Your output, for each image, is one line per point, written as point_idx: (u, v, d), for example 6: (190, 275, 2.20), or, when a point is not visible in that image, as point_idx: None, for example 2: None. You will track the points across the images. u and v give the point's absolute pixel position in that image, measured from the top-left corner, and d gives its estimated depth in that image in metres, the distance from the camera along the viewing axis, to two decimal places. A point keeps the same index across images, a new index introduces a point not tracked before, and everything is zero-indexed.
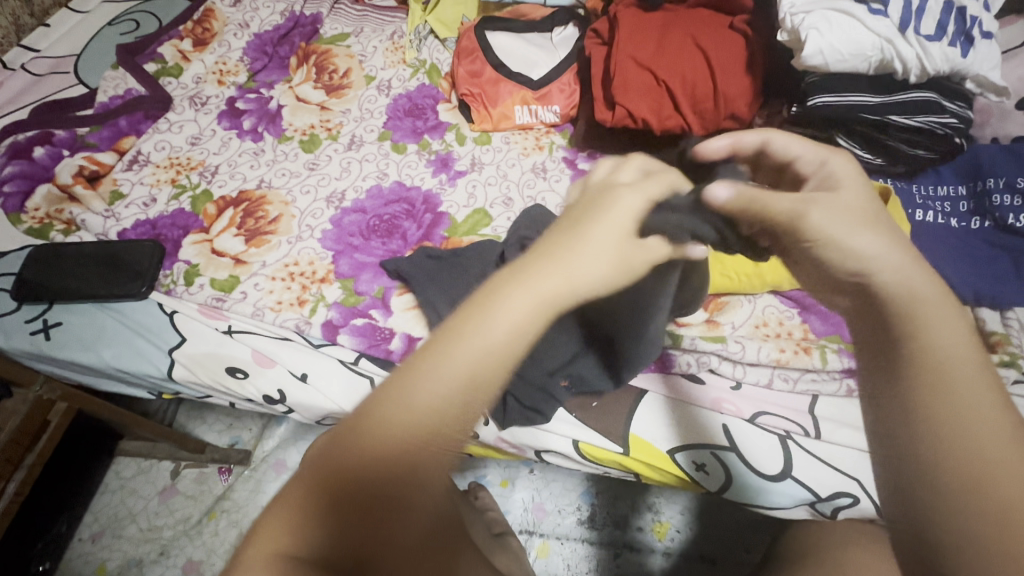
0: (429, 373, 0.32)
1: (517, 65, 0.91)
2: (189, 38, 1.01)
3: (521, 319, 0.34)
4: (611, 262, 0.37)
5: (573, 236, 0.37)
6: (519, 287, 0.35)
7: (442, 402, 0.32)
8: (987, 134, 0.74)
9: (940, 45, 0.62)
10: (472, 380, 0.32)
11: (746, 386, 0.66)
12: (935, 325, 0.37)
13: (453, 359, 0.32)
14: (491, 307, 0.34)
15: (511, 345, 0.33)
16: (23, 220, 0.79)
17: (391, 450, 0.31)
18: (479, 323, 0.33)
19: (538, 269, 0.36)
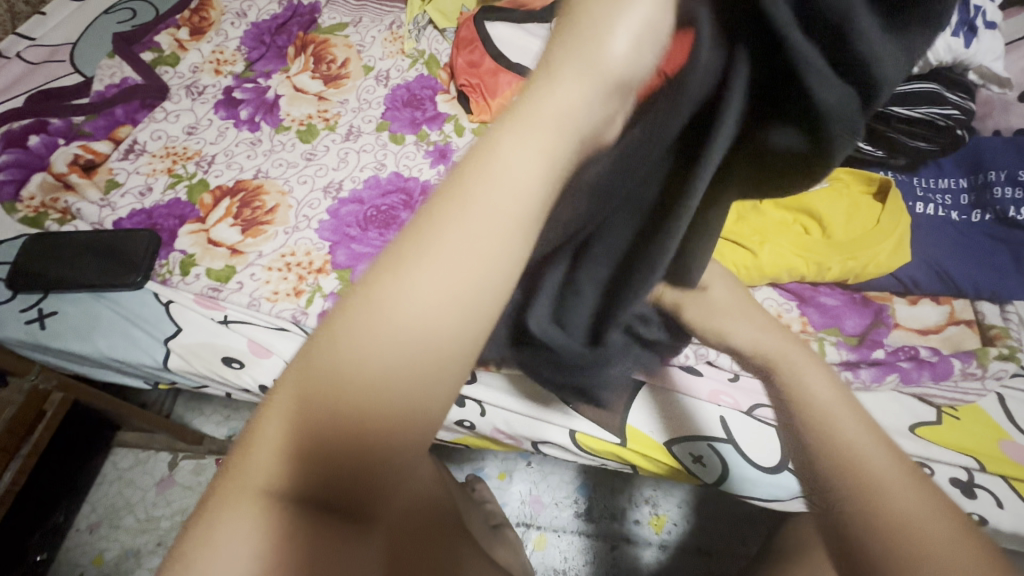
0: (406, 287, 0.27)
1: (516, 55, 0.90)
2: (186, 27, 1.00)
3: (514, 226, 0.27)
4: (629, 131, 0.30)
5: (568, 64, 0.27)
6: (515, 142, 0.28)
7: (426, 322, 0.26)
8: (989, 126, 0.74)
9: (944, 36, 0.60)
10: (459, 290, 0.27)
11: (744, 378, 0.64)
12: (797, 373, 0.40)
13: (444, 251, 0.27)
14: (481, 189, 0.27)
15: (491, 268, 0.27)
16: (17, 209, 0.78)
17: (365, 390, 0.27)
18: (462, 209, 0.27)
19: (528, 109, 0.28)
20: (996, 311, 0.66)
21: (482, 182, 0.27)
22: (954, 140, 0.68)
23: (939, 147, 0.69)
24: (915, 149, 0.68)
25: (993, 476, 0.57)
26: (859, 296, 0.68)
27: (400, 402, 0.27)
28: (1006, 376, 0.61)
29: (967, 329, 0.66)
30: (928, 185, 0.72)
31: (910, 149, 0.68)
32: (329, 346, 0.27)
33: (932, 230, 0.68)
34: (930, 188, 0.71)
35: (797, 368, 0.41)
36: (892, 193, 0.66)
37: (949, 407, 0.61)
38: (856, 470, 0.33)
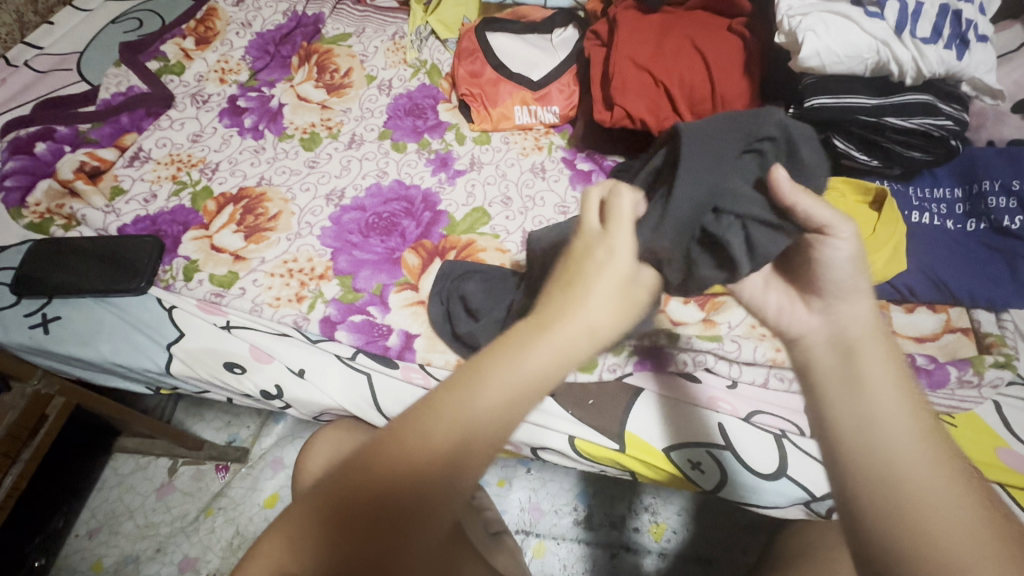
0: (439, 420, 0.34)
1: (517, 65, 0.91)
2: (192, 37, 1.02)
3: (540, 370, 0.35)
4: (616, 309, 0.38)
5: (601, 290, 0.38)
6: (538, 344, 0.36)
7: (452, 444, 0.33)
8: (982, 137, 0.74)
9: (936, 48, 0.63)
10: (482, 435, 0.34)
11: (741, 385, 0.66)
12: (869, 361, 0.40)
13: (503, 385, 0.35)
14: (509, 361, 0.35)
15: (529, 395, 0.35)
16: (24, 215, 0.79)
17: (391, 485, 0.33)
18: (489, 375, 0.35)
19: (556, 325, 0.36)
20: (992, 319, 0.67)
21: (506, 363, 0.35)
22: (949, 151, 0.68)
23: (934, 157, 0.70)
24: (910, 158, 0.70)
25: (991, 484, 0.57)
26: None
27: (426, 501, 0.33)
28: (1002, 384, 0.62)
29: (963, 337, 0.67)
30: (923, 195, 0.73)
31: (905, 158, 0.70)
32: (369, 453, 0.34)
33: (926, 238, 0.69)
34: (925, 198, 0.73)
35: (868, 356, 0.41)
36: (889, 200, 0.67)
37: (947, 415, 0.61)
38: (890, 471, 0.36)
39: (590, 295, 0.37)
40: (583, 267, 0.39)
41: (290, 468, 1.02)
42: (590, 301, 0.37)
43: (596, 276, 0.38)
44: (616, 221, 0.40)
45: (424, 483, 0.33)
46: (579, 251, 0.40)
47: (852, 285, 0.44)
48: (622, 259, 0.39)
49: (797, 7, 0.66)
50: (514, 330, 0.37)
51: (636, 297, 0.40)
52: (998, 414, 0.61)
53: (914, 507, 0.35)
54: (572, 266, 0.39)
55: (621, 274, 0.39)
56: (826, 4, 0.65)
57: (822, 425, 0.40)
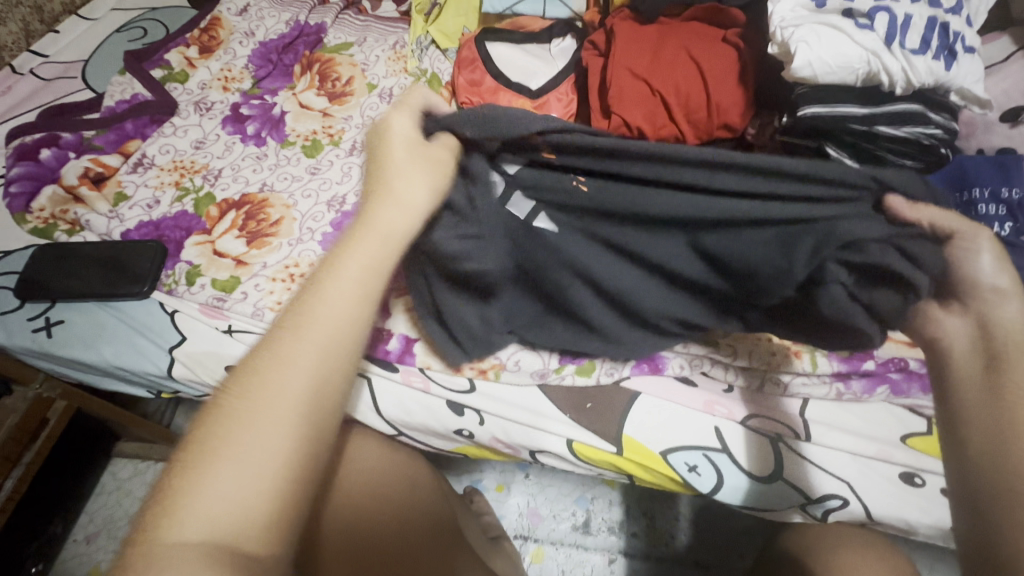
0: (306, 344, 0.38)
1: (516, 74, 0.93)
2: (196, 45, 1.03)
3: (361, 272, 0.41)
4: (428, 183, 0.47)
5: (412, 170, 0.46)
6: (366, 236, 0.42)
7: (324, 358, 0.38)
8: (972, 145, 0.75)
9: (924, 59, 0.64)
10: (332, 346, 0.38)
11: (738, 389, 0.66)
12: (1021, 361, 0.43)
13: (327, 301, 0.39)
14: (347, 261, 0.41)
15: (360, 292, 0.40)
16: (28, 220, 0.80)
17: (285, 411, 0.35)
18: (320, 295, 0.39)
19: (373, 219, 0.43)
20: None
21: (339, 267, 0.41)
22: (939, 159, 0.70)
23: (924, 165, 0.71)
24: (902, 166, 0.71)
25: None
26: None
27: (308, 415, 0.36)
28: None
29: None
30: None
31: (897, 166, 0.71)
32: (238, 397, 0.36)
33: None
34: None
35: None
36: None
37: None
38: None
39: (397, 185, 0.45)
40: (389, 164, 0.46)
41: None
42: (405, 182, 0.45)
43: (400, 168, 0.46)
44: (389, 133, 0.47)
45: (315, 397, 0.37)
46: (378, 139, 0.48)
47: (993, 286, 0.46)
48: (405, 142, 0.47)
49: (789, 19, 0.67)
50: (334, 248, 0.42)
51: (440, 162, 0.48)
52: None
53: None
54: (377, 163, 0.46)
55: (420, 155, 0.47)
56: (817, 15, 0.67)
57: (964, 423, 0.45)
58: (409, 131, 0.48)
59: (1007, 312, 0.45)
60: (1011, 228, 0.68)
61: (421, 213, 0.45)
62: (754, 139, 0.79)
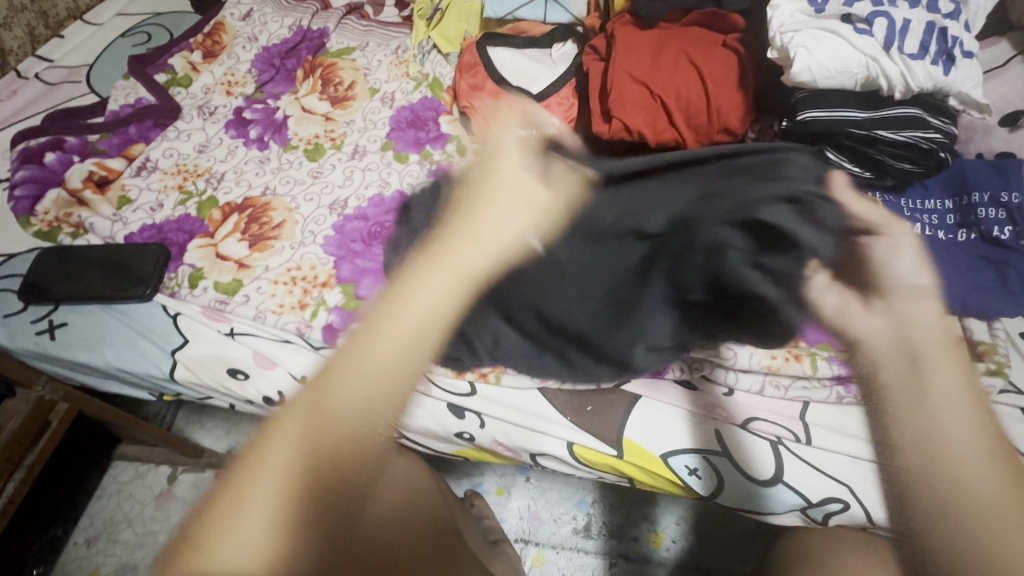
0: (359, 368, 0.38)
1: (517, 79, 0.93)
2: (200, 50, 1.04)
3: (439, 296, 0.39)
4: (512, 224, 0.45)
5: (499, 204, 0.46)
6: (433, 272, 0.40)
7: (370, 388, 0.38)
8: (971, 150, 0.76)
9: (923, 63, 0.65)
10: (393, 373, 0.38)
11: (738, 393, 0.66)
12: (935, 365, 0.43)
13: (399, 322, 0.38)
14: (411, 291, 0.39)
15: (429, 321, 0.38)
16: (32, 223, 0.81)
17: (326, 430, 0.38)
18: (382, 322, 0.39)
19: (454, 253, 0.41)
20: (984, 327, 0.68)
21: (406, 299, 0.39)
22: (939, 163, 0.70)
23: (925, 170, 0.71)
24: (902, 171, 0.71)
25: None
26: None
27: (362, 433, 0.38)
28: (993, 391, 0.64)
29: None
30: (915, 206, 0.73)
31: (898, 171, 0.71)
32: (299, 407, 0.39)
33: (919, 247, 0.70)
34: (918, 208, 0.73)
35: (939, 360, 0.43)
36: None
37: None
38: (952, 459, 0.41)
39: (484, 220, 0.44)
40: (485, 205, 0.46)
41: None
42: (490, 222, 0.44)
43: (489, 208, 0.45)
44: (492, 168, 0.51)
45: (361, 421, 0.38)
46: (484, 183, 0.50)
47: (915, 286, 0.50)
48: (512, 195, 0.47)
49: (788, 24, 0.68)
50: (412, 270, 0.41)
51: (525, 210, 0.47)
52: None
53: (974, 501, 0.40)
54: (474, 204, 0.47)
55: (514, 206, 0.46)
56: (817, 20, 0.67)
57: (898, 433, 0.44)
58: (516, 183, 0.49)
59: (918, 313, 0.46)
60: (1011, 232, 0.68)
61: (499, 251, 0.43)
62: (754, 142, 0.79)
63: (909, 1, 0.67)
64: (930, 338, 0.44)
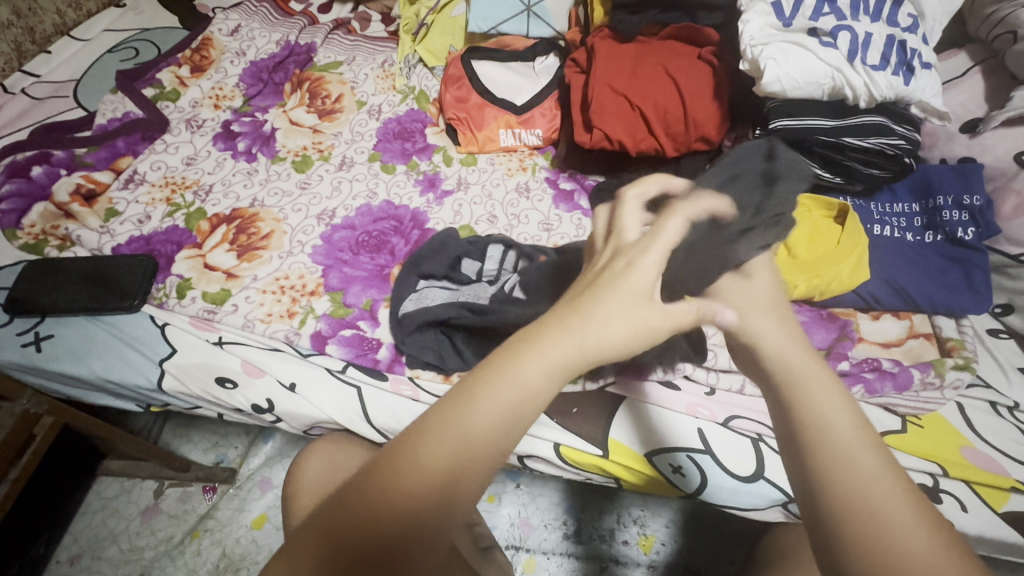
0: (444, 445, 0.36)
1: (501, 91, 0.97)
2: (187, 65, 1.05)
3: (534, 385, 0.37)
4: (629, 324, 0.39)
5: (607, 295, 0.40)
6: (529, 360, 0.38)
7: (446, 472, 0.36)
8: (936, 155, 0.79)
9: (885, 74, 0.68)
10: (471, 455, 0.36)
11: (719, 392, 0.69)
12: (802, 388, 0.40)
13: (488, 399, 0.37)
14: (509, 377, 0.37)
15: (514, 410, 0.37)
16: (18, 236, 0.81)
17: (400, 511, 0.35)
18: (477, 404, 0.37)
19: (550, 342, 0.38)
20: (952, 325, 0.71)
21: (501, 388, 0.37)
22: (904, 169, 0.73)
23: (891, 174, 0.75)
24: (870, 176, 0.75)
25: (956, 481, 0.61)
26: (826, 312, 0.73)
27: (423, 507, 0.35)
28: (962, 385, 0.66)
29: (926, 342, 0.70)
30: (884, 209, 0.77)
31: (865, 176, 0.75)
32: (373, 474, 0.36)
33: (889, 249, 0.73)
34: (886, 211, 0.77)
35: (803, 383, 0.40)
36: (850, 216, 0.72)
37: (912, 417, 0.65)
38: (868, 504, 0.35)
39: (603, 318, 0.39)
40: (604, 296, 0.40)
41: (278, 488, 1.02)
42: (599, 326, 0.39)
43: (603, 300, 0.39)
44: (619, 273, 0.41)
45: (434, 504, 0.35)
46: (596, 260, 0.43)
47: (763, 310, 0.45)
48: (626, 290, 0.40)
49: (758, 38, 0.71)
50: (509, 352, 0.39)
51: (651, 317, 0.40)
52: (960, 413, 0.66)
53: (878, 518, 0.34)
54: (591, 291, 0.40)
55: (640, 306, 0.40)
56: (785, 34, 0.70)
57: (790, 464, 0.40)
58: (643, 278, 0.40)
59: (766, 345, 0.43)
60: (973, 233, 0.71)
61: (598, 356, 0.39)
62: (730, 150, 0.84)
63: (871, 15, 0.70)
64: (798, 365, 0.41)
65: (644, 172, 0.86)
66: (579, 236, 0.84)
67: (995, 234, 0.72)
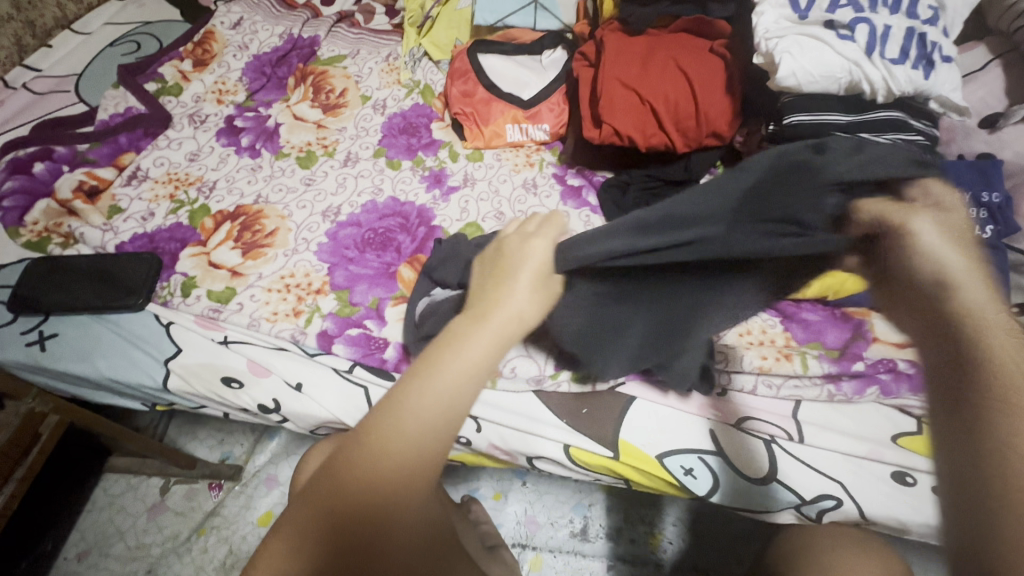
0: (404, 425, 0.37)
1: (508, 86, 0.95)
2: (190, 59, 1.04)
3: (477, 360, 0.38)
4: (535, 294, 0.41)
5: (513, 277, 0.41)
6: (469, 339, 0.38)
7: (407, 451, 0.37)
8: (953, 151, 0.77)
9: (904, 68, 0.66)
10: (430, 431, 0.37)
11: (731, 393, 0.68)
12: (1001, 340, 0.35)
13: (441, 377, 0.37)
14: (453, 355, 0.38)
15: (463, 386, 0.38)
16: (21, 234, 0.80)
17: (372, 487, 0.37)
18: (429, 384, 0.37)
19: (485, 319, 0.39)
20: None
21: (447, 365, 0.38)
22: None
23: None
24: None
25: None
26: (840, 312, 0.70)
27: (392, 482, 0.37)
28: None
29: None
30: None
31: None
32: (344, 456, 0.38)
33: None
34: None
35: (997, 338, 0.35)
36: None
37: None
38: None
39: (512, 294, 0.40)
40: (510, 271, 0.42)
41: (284, 485, 1.02)
42: (516, 295, 0.40)
43: (512, 271, 0.42)
44: (521, 252, 0.42)
45: (402, 479, 0.37)
46: (511, 253, 0.43)
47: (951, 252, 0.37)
48: (531, 265, 0.42)
49: (773, 31, 0.69)
50: (452, 331, 0.39)
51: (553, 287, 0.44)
52: None
53: None
54: (502, 266, 0.42)
55: (544, 276, 0.43)
56: (800, 27, 0.69)
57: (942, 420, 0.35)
58: (541, 252, 0.43)
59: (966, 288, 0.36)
60: (993, 230, 0.68)
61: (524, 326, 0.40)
62: (741, 146, 0.83)
63: (889, 7, 0.69)
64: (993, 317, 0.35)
65: (654, 169, 0.85)
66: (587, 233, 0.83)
67: (1014, 232, 0.70)
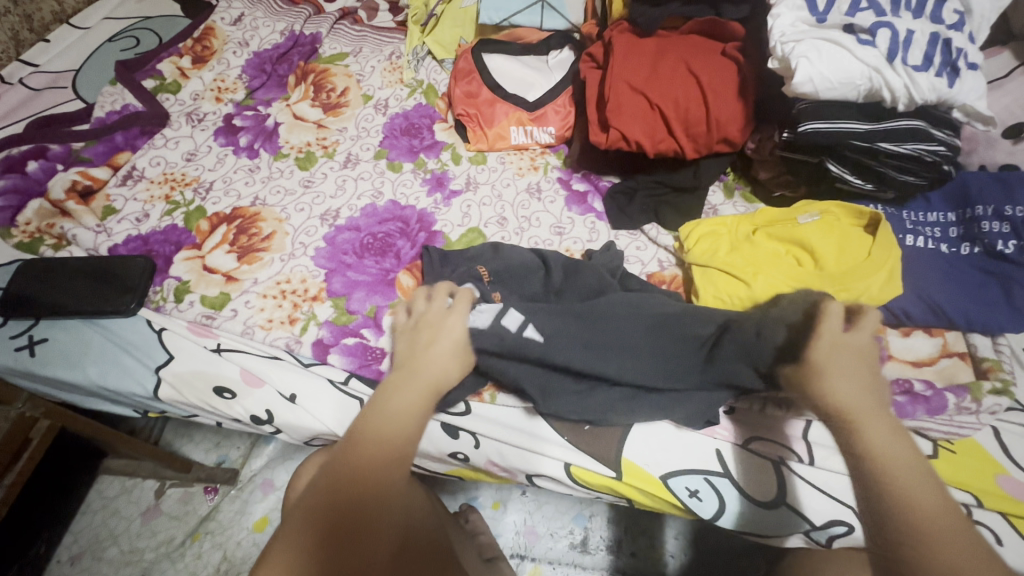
0: (373, 437, 0.51)
1: (513, 87, 0.93)
2: (189, 55, 1.01)
3: (420, 397, 0.54)
4: (454, 358, 0.58)
5: (437, 341, 0.58)
6: (413, 382, 0.55)
7: (379, 457, 0.50)
8: (974, 162, 0.75)
9: (927, 75, 0.63)
10: (392, 442, 0.51)
11: (739, 411, 0.65)
12: (879, 443, 0.46)
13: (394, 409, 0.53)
14: (405, 389, 0.54)
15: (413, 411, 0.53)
16: (13, 235, 0.78)
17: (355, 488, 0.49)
18: (384, 413, 0.52)
19: (422, 369, 0.56)
20: (987, 343, 0.67)
21: (398, 399, 0.53)
22: (942, 176, 0.69)
23: (928, 181, 0.70)
24: (903, 183, 0.71)
25: (992, 512, 0.57)
26: None
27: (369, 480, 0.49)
28: (1000, 410, 0.62)
29: (960, 361, 0.66)
30: (917, 218, 0.73)
31: (898, 182, 0.71)
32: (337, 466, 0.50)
33: (922, 261, 0.70)
34: (920, 221, 0.73)
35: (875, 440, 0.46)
36: (883, 225, 0.68)
37: (945, 441, 0.61)
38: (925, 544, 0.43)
39: (436, 350, 0.57)
40: (434, 336, 0.59)
41: (280, 491, 1.00)
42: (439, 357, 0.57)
43: (432, 336, 0.59)
44: (438, 325, 0.59)
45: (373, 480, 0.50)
46: (432, 324, 0.60)
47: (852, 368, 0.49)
48: (447, 337, 0.58)
49: (789, 35, 0.66)
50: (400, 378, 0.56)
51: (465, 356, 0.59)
52: (996, 439, 0.61)
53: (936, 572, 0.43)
54: (428, 334, 0.59)
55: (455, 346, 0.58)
56: (818, 31, 0.66)
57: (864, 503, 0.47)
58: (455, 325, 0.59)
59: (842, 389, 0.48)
60: (1015, 246, 0.67)
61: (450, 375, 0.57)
62: (752, 153, 0.80)
63: (912, 12, 0.66)
64: (863, 409, 0.47)
65: (662, 174, 0.82)
66: (592, 241, 0.81)
67: None
